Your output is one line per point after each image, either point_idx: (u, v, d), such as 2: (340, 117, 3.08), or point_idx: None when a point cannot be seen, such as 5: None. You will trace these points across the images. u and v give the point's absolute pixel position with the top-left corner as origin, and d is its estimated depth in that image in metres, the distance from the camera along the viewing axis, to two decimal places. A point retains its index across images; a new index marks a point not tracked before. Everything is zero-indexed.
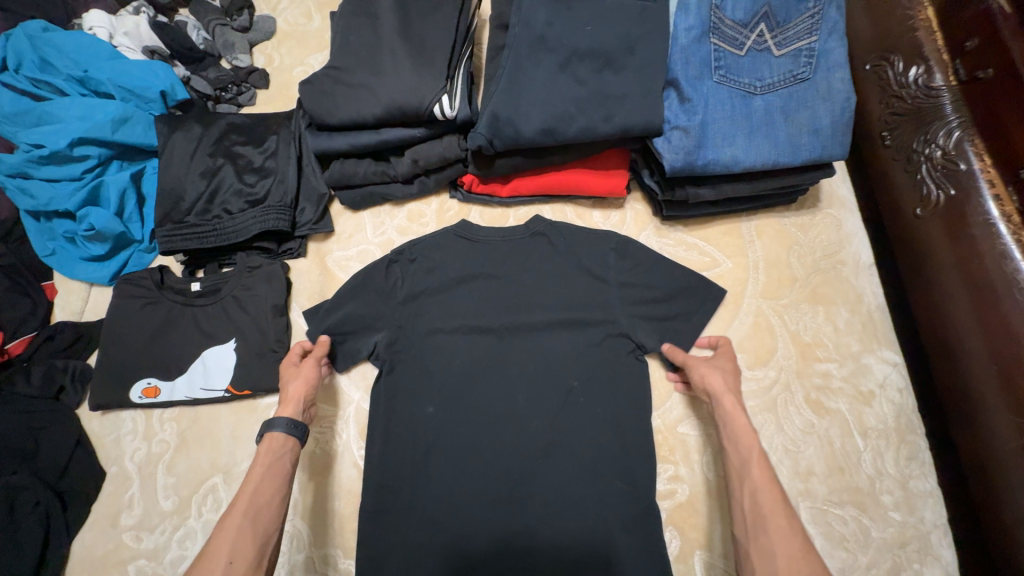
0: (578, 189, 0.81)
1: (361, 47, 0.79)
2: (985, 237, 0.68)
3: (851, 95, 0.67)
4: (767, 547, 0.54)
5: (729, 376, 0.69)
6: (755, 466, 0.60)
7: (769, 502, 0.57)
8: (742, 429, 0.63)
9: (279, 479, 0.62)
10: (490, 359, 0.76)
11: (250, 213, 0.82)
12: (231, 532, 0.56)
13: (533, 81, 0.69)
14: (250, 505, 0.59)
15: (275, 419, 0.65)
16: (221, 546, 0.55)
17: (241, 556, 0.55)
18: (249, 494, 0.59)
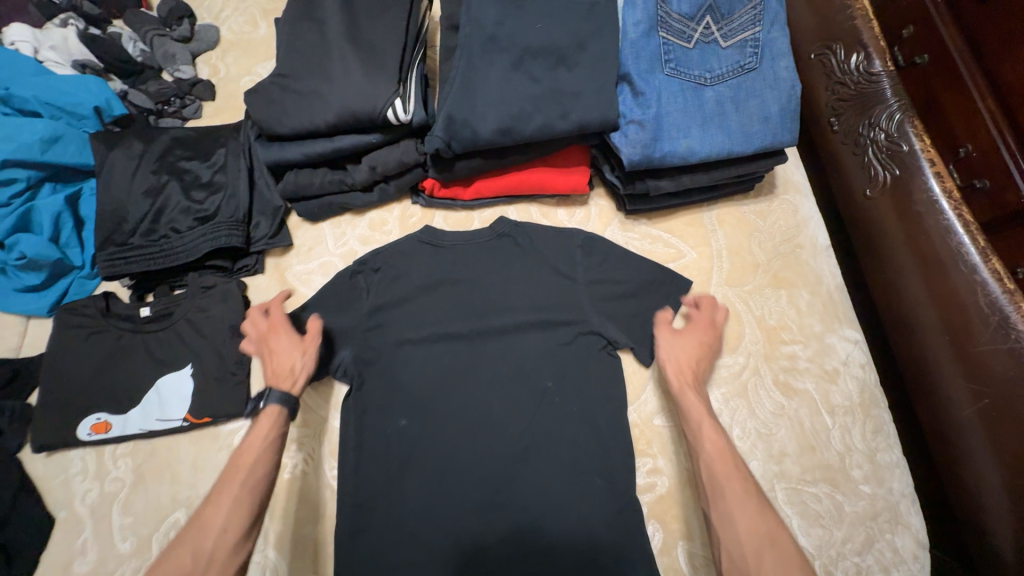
0: (541, 188, 0.80)
1: (308, 51, 0.76)
2: (931, 213, 0.73)
3: (796, 82, 0.68)
4: (726, 514, 0.57)
5: (695, 354, 0.70)
6: (708, 440, 0.62)
7: (726, 473, 0.59)
8: (694, 404, 0.65)
9: (273, 455, 0.62)
10: (460, 358, 0.76)
11: (200, 230, 0.78)
12: (226, 502, 0.58)
13: (487, 81, 0.68)
14: (245, 476, 0.60)
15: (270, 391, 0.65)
16: (218, 515, 0.57)
17: (233, 526, 0.57)
18: (247, 466, 0.60)
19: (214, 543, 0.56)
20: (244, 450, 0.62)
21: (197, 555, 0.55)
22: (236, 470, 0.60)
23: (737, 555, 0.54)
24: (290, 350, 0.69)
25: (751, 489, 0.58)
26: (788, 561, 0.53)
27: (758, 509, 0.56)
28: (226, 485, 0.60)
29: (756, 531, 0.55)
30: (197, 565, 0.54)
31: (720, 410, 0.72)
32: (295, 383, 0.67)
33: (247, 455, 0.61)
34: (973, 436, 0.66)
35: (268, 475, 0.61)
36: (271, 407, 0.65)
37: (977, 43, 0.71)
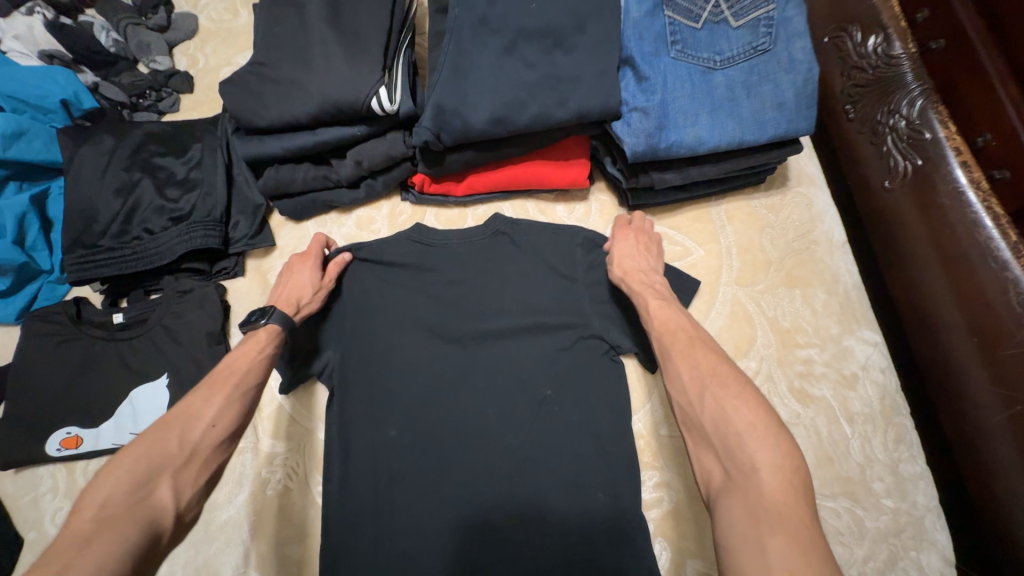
0: (538, 182, 0.75)
1: (287, 37, 0.71)
2: (955, 206, 0.68)
3: (814, 64, 0.63)
4: (674, 372, 0.54)
5: (633, 253, 0.69)
6: (654, 312, 0.61)
7: (672, 337, 0.57)
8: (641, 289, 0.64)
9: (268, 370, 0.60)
10: (418, 293, 0.73)
11: (174, 231, 0.73)
12: (218, 398, 0.55)
13: (479, 68, 0.63)
14: (239, 377, 0.57)
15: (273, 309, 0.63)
16: (205, 406, 0.54)
17: (223, 422, 0.54)
18: (240, 372, 0.58)
19: (200, 436, 0.52)
20: (238, 355, 0.60)
21: (182, 443, 0.51)
22: (228, 369, 0.58)
23: (685, 403, 0.52)
24: (301, 283, 0.69)
25: (697, 341, 0.55)
26: (728, 391, 0.49)
27: (702, 353, 0.54)
28: (213, 380, 0.57)
29: (701, 378, 0.51)
30: (176, 454, 0.50)
31: None
32: (297, 312, 0.66)
33: (242, 359, 0.59)
34: (1002, 446, 0.62)
35: (258, 386, 0.58)
36: (271, 323, 0.63)
37: (1002, 25, 0.66)
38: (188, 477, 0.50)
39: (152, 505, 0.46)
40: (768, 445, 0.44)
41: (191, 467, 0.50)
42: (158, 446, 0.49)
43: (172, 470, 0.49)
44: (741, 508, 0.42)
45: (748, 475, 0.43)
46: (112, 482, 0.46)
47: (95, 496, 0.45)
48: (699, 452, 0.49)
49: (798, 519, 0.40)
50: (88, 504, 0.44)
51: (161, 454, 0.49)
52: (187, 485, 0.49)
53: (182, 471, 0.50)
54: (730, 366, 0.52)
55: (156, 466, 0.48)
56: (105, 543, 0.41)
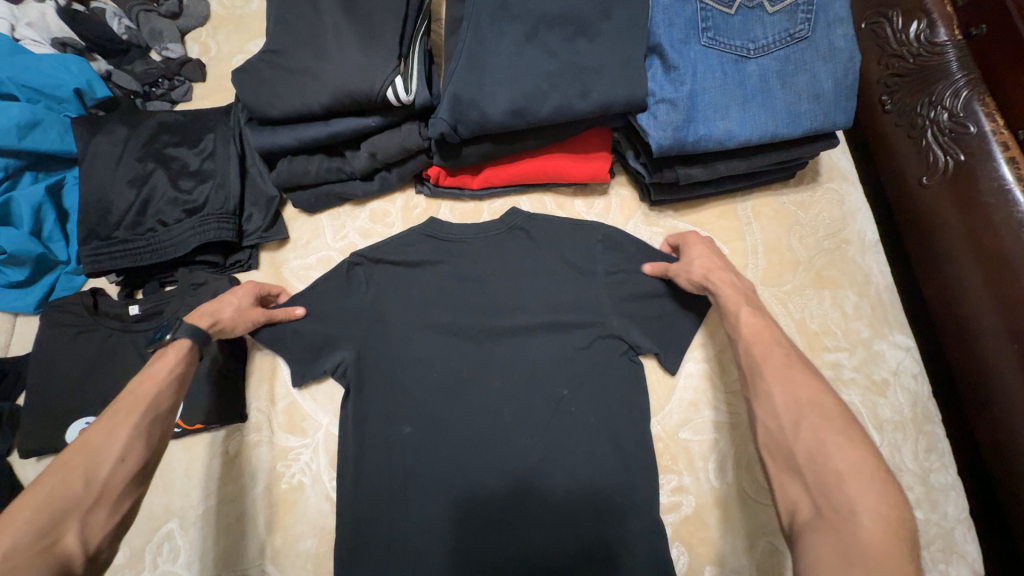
0: (557, 176, 0.72)
1: (300, 24, 0.69)
2: (999, 205, 0.65)
3: (855, 53, 0.59)
4: (766, 390, 0.52)
5: (717, 257, 0.66)
6: (746, 325, 0.58)
7: (764, 349, 0.55)
8: (732, 299, 0.61)
9: (178, 391, 0.59)
10: (433, 291, 0.72)
11: (188, 223, 0.72)
12: (124, 431, 0.53)
13: (498, 57, 0.60)
14: (149, 404, 0.55)
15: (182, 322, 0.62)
16: (112, 439, 0.52)
17: (132, 455, 0.52)
18: (148, 398, 0.56)
19: (110, 473, 0.50)
20: (145, 378, 0.57)
21: (88, 483, 0.49)
22: (133, 397, 0.55)
23: (775, 426, 0.50)
24: (225, 301, 0.67)
25: (794, 363, 0.53)
26: (830, 425, 0.47)
27: (802, 377, 0.51)
28: (117, 409, 0.54)
29: (796, 405, 0.50)
30: (86, 495, 0.48)
31: None
32: (211, 326, 0.64)
33: (146, 383, 0.57)
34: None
35: (169, 409, 0.57)
36: (178, 338, 0.61)
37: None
38: (98, 517, 0.49)
39: (60, 551, 0.45)
40: (872, 492, 0.42)
41: (103, 505, 0.49)
42: (58, 488, 0.47)
43: (79, 512, 0.47)
44: (833, 546, 0.41)
45: (844, 516, 0.42)
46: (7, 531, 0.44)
47: None
48: (785, 481, 0.48)
49: (901, 569, 0.39)
50: None
51: (64, 498, 0.47)
52: (97, 525, 0.48)
53: (92, 513, 0.48)
54: (831, 398, 0.50)
55: (60, 511, 0.47)
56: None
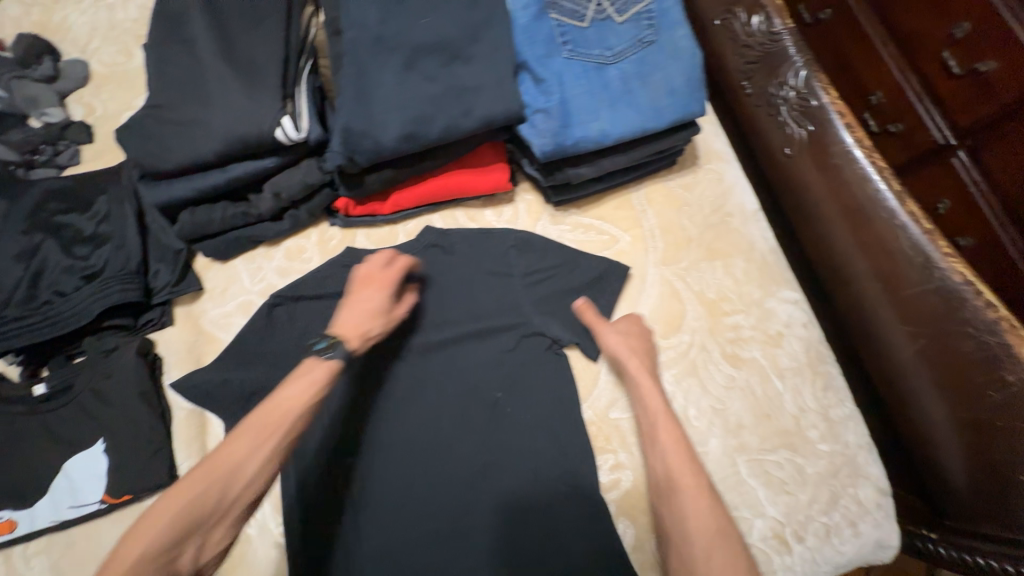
0: (462, 191, 0.76)
1: (180, 76, 0.69)
2: (847, 164, 0.74)
3: (697, 50, 0.66)
4: (680, 510, 0.55)
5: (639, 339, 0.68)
6: (664, 434, 0.60)
7: (681, 469, 0.57)
8: (646, 390, 0.63)
9: (311, 414, 0.57)
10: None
11: (88, 290, 0.69)
12: (255, 453, 0.52)
13: (380, 87, 0.63)
14: (288, 426, 0.55)
15: (332, 347, 0.60)
16: (249, 457, 0.52)
17: (260, 478, 0.52)
18: (287, 420, 0.55)
19: (238, 492, 0.51)
20: (285, 397, 0.56)
21: (221, 498, 0.50)
22: (275, 416, 0.55)
23: (685, 552, 0.53)
24: (372, 314, 0.65)
25: (705, 488, 0.56)
26: (733, 565, 0.51)
27: (710, 505, 0.55)
28: (262, 422, 0.54)
29: (705, 533, 0.53)
30: (213, 512, 0.49)
31: (672, 392, 0.69)
32: (359, 345, 0.63)
33: (291, 403, 0.56)
34: (918, 373, 0.71)
35: (301, 432, 0.57)
36: (332, 359, 0.60)
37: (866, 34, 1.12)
38: (214, 535, 0.50)
39: (177, 568, 0.47)
40: None
41: (219, 524, 0.50)
42: (191, 502, 0.48)
43: (203, 530, 0.49)
44: None
45: None
46: (144, 535, 0.46)
47: (135, 542, 0.45)
48: None
49: None
50: (128, 551, 0.45)
51: (198, 509, 0.48)
52: (213, 541, 0.50)
53: (212, 531, 0.50)
54: (729, 527, 0.54)
55: (194, 523, 0.48)
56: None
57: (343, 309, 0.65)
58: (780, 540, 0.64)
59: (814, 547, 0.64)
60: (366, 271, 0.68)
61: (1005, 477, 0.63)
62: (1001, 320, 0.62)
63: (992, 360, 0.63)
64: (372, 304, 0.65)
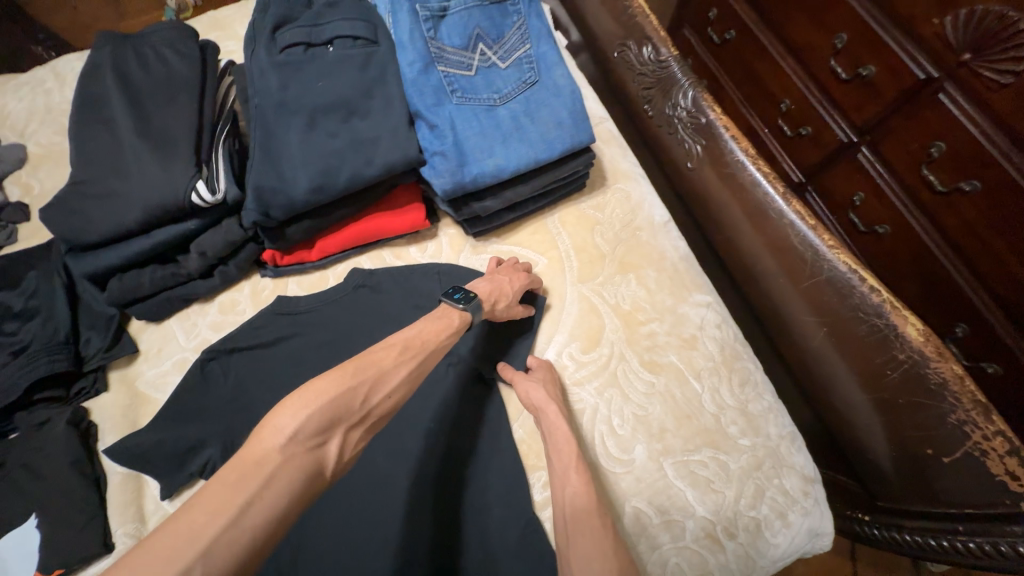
0: (382, 233, 0.80)
1: (99, 152, 0.73)
2: (739, 172, 0.80)
3: (576, 86, 0.75)
4: (584, 555, 0.54)
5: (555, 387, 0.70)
6: (574, 480, 0.61)
7: (588, 510, 0.58)
8: (560, 432, 0.65)
9: (444, 348, 0.62)
10: (291, 364, 0.76)
11: (16, 365, 0.71)
12: (400, 367, 0.55)
13: (286, 145, 0.67)
14: (425, 355, 0.58)
15: (473, 299, 0.66)
16: (391, 371, 0.54)
17: (395, 391, 0.54)
18: (431, 346, 0.59)
19: (378, 400, 0.52)
20: (423, 333, 0.60)
21: (363, 401, 0.51)
22: (418, 343, 0.59)
23: None
24: (505, 294, 0.70)
25: (608, 529, 0.56)
26: None
27: (613, 547, 0.55)
28: (405, 344, 0.58)
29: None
30: (356, 411, 0.50)
31: (596, 404, 0.71)
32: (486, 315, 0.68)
33: (433, 334, 0.61)
34: (832, 361, 0.72)
35: (430, 365, 0.59)
36: (467, 311, 0.65)
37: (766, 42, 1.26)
38: (354, 436, 0.50)
39: (322, 455, 0.46)
40: None
41: (358, 427, 0.50)
42: (338, 396, 0.49)
43: (345, 428, 0.49)
44: None
45: None
46: (295, 411, 0.46)
47: (290, 418, 0.45)
48: None
49: None
50: (283, 424, 0.44)
51: (344, 401, 0.49)
52: (351, 443, 0.50)
53: (353, 429, 0.50)
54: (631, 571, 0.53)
55: (340, 414, 0.48)
56: (280, 488, 0.42)
57: (483, 278, 0.72)
58: (712, 540, 0.65)
59: (746, 542, 0.65)
60: (515, 261, 0.76)
61: (915, 452, 0.66)
62: (885, 302, 0.66)
63: (884, 342, 0.66)
64: (512, 286, 0.71)
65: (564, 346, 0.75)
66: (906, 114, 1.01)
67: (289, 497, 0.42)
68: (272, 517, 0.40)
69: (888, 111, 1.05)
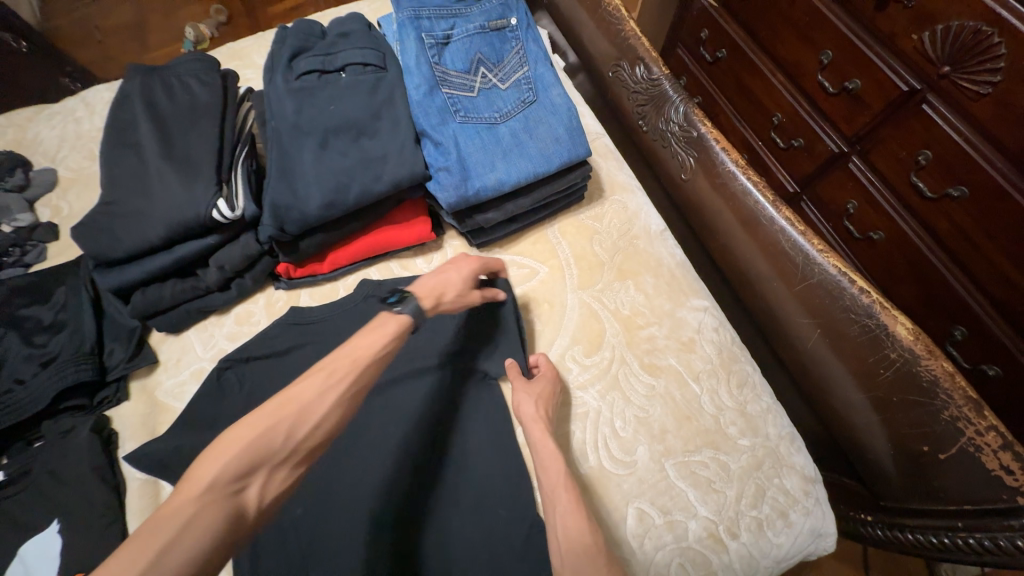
0: (390, 245, 0.84)
1: (126, 175, 0.78)
2: (731, 181, 0.84)
3: (572, 104, 0.80)
4: None
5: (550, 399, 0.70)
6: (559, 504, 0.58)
7: (576, 533, 0.55)
8: (543, 452, 0.63)
9: (378, 366, 0.59)
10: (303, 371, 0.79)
11: (45, 374, 0.74)
12: (327, 396, 0.53)
13: (301, 164, 0.72)
14: (358, 377, 0.56)
15: (408, 299, 0.66)
16: (317, 400, 0.53)
17: (324, 422, 0.53)
18: (362, 365, 0.57)
19: (305, 435, 0.51)
20: (358, 350, 0.58)
21: (288, 437, 0.50)
22: (348, 363, 0.56)
23: None
24: (451, 283, 0.71)
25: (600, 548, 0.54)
26: None
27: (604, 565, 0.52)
28: (333, 368, 0.55)
29: None
30: (280, 449, 0.49)
31: (599, 407, 0.73)
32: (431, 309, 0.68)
33: (363, 352, 0.58)
34: (830, 362, 0.74)
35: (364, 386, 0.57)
36: (403, 315, 0.63)
37: (756, 59, 1.31)
38: (281, 475, 0.49)
39: (244, 498, 0.46)
40: None
41: (286, 464, 0.50)
42: (257, 437, 0.48)
43: (270, 467, 0.48)
44: None
45: None
46: (214, 460, 0.46)
47: (208, 466, 0.45)
48: None
49: None
50: (200, 475, 0.45)
51: (267, 441, 0.48)
52: (278, 482, 0.49)
53: (278, 468, 0.49)
54: None
55: (262, 455, 0.48)
56: (194, 538, 0.41)
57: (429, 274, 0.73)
58: (715, 539, 0.66)
59: (749, 542, 0.66)
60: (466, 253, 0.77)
61: (912, 449, 0.67)
62: (875, 303, 0.69)
63: (876, 342, 0.69)
64: (457, 279, 0.72)
65: (566, 350, 0.78)
66: (893, 124, 1.05)
67: (205, 546, 0.42)
68: (189, 565, 0.41)
69: (876, 121, 1.08)
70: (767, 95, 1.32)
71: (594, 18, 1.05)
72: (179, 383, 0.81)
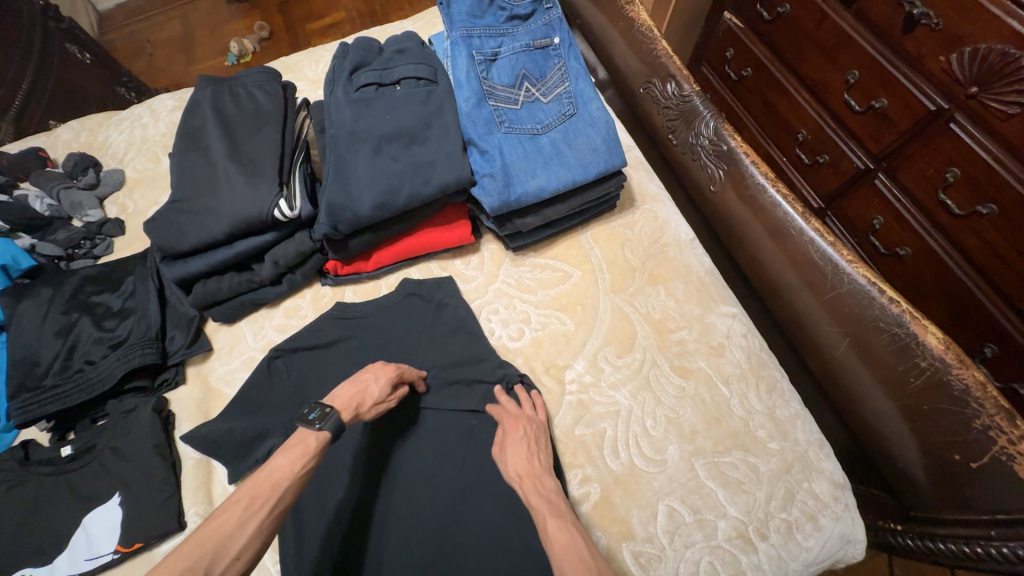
0: (431, 246, 0.89)
1: (195, 175, 0.85)
2: (761, 193, 0.87)
3: (609, 116, 0.84)
4: None
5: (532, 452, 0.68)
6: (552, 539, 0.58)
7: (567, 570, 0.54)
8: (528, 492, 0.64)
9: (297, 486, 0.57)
10: (347, 363, 0.83)
11: (114, 356, 0.81)
12: (246, 525, 0.52)
13: (356, 168, 0.77)
14: (274, 500, 0.55)
15: (327, 411, 0.63)
16: (235, 533, 0.51)
17: (246, 552, 0.51)
18: (281, 488, 0.56)
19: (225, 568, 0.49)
20: (281, 462, 0.58)
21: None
22: (267, 487, 0.55)
23: None
24: (369, 392, 0.69)
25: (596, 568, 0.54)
26: None
27: None
28: (251, 496, 0.54)
29: None
30: None
31: (630, 406, 0.76)
32: (351, 418, 0.66)
33: (281, 473, 0.57)
34: (858, 370, 0.75)
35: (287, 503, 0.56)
36: (323, 430, 0.62)
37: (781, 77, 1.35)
38: None
39: None
40: None
41: None
42: None
43: None
44: None
45: None
46: None
47: None
48: None
49: None
50: None
51: None
52: None
53: None
54: None
55: None
56: None
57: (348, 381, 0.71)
58: (744, 540, 0.67)
59: (778, 544, 0.68)
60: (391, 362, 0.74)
61: (943, 458, 0.67)
62: (904, 313, 0.71)
63: (904, 350, 0.70)
64: (376, 391, 0.70)
65: (599, 351, 0.80)
66: (920, 142, 1.07)
67: None
68: None
69: (902, 140, 1.11)
70: (791, 112, 1.35)
71: (626, 36, 1.11)
72: (231, 370, 0.86)
